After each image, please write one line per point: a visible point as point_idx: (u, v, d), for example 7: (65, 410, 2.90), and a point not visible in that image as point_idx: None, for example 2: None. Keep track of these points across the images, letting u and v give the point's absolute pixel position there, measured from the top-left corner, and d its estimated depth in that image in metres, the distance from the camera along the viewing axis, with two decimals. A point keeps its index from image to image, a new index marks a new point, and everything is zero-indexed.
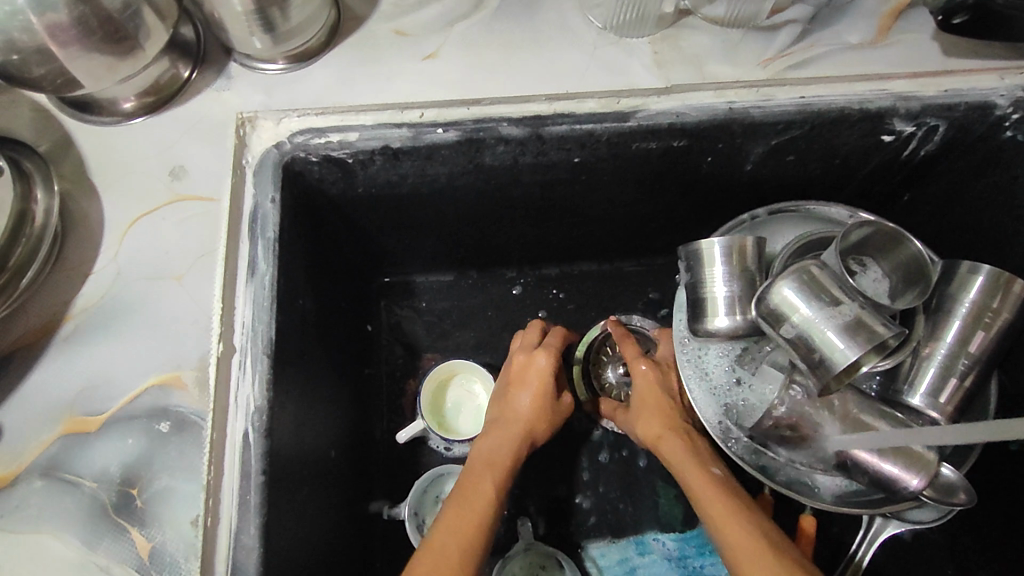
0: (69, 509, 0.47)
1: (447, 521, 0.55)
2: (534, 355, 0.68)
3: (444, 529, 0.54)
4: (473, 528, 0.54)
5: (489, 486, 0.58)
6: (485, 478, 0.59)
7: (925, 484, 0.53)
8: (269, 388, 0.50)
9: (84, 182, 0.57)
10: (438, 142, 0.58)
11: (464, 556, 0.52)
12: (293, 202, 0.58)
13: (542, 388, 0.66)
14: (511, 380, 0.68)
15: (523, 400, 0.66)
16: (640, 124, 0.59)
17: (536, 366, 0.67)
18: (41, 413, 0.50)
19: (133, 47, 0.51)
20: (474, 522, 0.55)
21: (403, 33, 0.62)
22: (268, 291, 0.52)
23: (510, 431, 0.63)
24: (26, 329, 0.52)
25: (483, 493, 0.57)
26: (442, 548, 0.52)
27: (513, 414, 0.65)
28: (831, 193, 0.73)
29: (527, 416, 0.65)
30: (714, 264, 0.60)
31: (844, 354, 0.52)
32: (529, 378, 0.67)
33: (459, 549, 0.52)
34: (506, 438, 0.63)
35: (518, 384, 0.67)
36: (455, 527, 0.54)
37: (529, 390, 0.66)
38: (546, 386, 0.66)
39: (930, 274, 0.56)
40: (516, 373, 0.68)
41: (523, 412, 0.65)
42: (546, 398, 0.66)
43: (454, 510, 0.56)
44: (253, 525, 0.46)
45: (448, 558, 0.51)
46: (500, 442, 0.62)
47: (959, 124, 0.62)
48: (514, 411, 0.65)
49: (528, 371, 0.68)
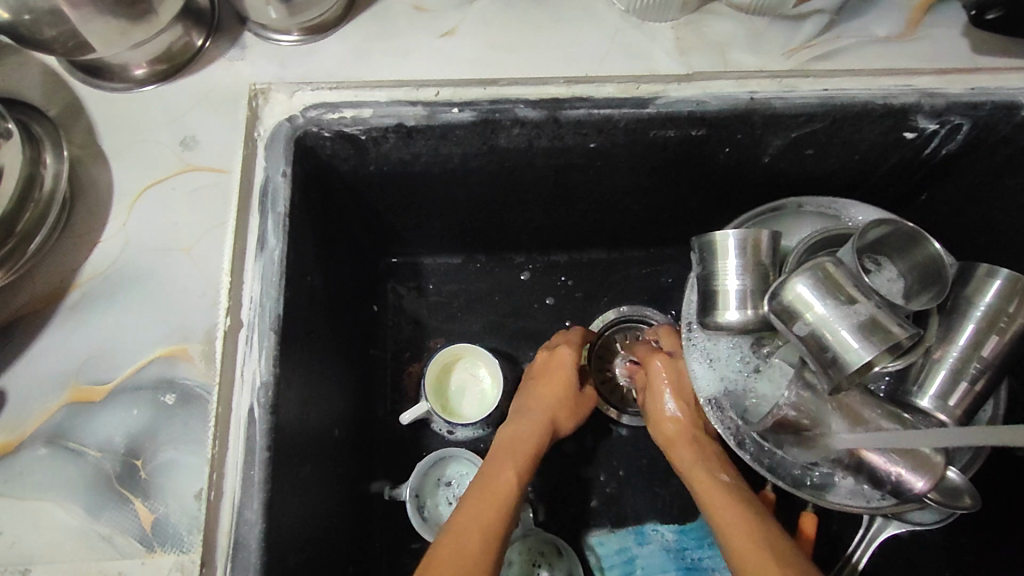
0: (71, 478, 0.47)
1: (469, 511, 0.56)
2: (557, 350, 0.71)
3: (465, 518, 0.55)
4: (493, 517, 0.55)
5: (511, 472, 0.60)
6: (506, 464, 0.60)
7: (930, 486, 0.53)
8: (275, 364, 0.50)
9: (94, 149, 0.56)
10: (453, 122, 0.58)
11: (485, 542, 0.53)
12: (304, 177, 0.57)
13: (565, 379, 0.69)
14: (535, 375, 0.71)
15: (550, 392, 0.69)
16: (658, 111, 0.58)
17: (560, 357, 0.70)
18: (46, 381, 0.49)
19: (146, 11, 0.50)
20: (490, 513, 0.55)
21: (421, 9, 0.61)
22: (277, 266, 0.52)
23: (536, 420, 0.66)
24: (32, 296, 0.52)
25: (504, 482, 0.59)
26: (463, 535, 0.53)
27: (537, 404, 0.68)
28: (846, 190, 0.72)
29: (550, 407, 0.68)
30: (727, 256, 0.59)
31: (859, 354, 0.51)
32: (553, 370, 0.70)
33: (479, 537, 0.53)
34: (531, 427, 0.65)
35: (544, 373, 0.70)
36: (476, 517, 0.55)
37: (554, 383, 0.69)
38: (569, 376, 0.69)
39: (945, 277, 0.56)
40: (540, 365, 0.71)
41: (550, 401, 0.68)
42: (572, 388, 0.69)
43: (472, 503, 0.56)
44: (256, 500, 0.47)
45: (468, 552, 0.52)
46: (525, 431, 0.65)
47: (983, 123, 0.61)
48: (539, 402, 0.68)
49: (552, 364, 0.71)
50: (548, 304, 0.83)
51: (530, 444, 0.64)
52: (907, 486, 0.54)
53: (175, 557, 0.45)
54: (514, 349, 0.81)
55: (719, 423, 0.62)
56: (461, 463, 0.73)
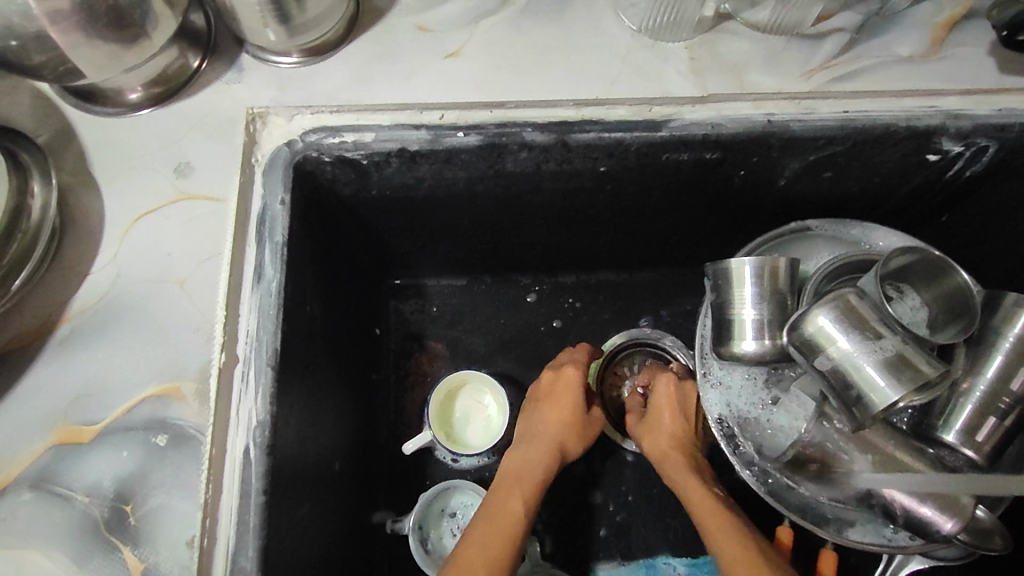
0: (55, 526, 0.44)
1: (475, 545, 0.54)
2: (563, 369, 0.68)
3: (471, 553, 0.54)
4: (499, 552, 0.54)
5: (518, 503, 0.58)
6: (513, 496, 0.59)
7: (958, 528, 0.51)
8: (272, 402, 0.48)
9: (86, 177, 0.54)
10: (457, 146, 0.56)
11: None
12: (304, 203, 0.55)
13: (573, 399, 0.66)
14: (541, 396, 0.68)
15: (557, 417, 0.65)
16: (672, 134, 0.56)
17: (567, 378, 0.67)
18: (30, 421, 0.47)
19: (138, 34, 0.48)
20: (495, 549, 0.54)
21: (425, 29, 0.59)
22: (274, 299, 0.50)
23: (543, 447, 0.64)
24: (20, 330, 0.50)
25: (511, 514, 0.57)
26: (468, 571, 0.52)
27: (545, 430, 0.65)
28: (864, 212, 0.70)
29: (557, 432, 0.65)
30: (743, 285, 0.57)
31: (885, 394, 0.48)
32: (559, 392, 0.67)
33: (485, 574, 0.52)
34: (539, 455, 0.63)
35: (552, 393, 0.67)
36: (482, 554, 0.54)
37: (562, 405, 0.66)
38: (577, 398, 0.66)
39: (975, 308, 0.52)
40: (546, 387, 0.68)
41: (557, 427, 0.65)
42: (579, 411, 0.66)
43: (475, 540, 0.55)
44: (251, 547, 0.45)
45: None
46: (532, 460, 0.62)
47: (1011, 145, 0.59)
48: (547, 427, 0.65)
49: (557, 385, 0.67)
50: (555, 326, 0.80)
51: (535, 474, 0.61)
52: (934, 527, 0.51)
53: None
54: (519, 373, 0.79)
55: (732, 452, 0.59)
56: (466, 493, 0.70)
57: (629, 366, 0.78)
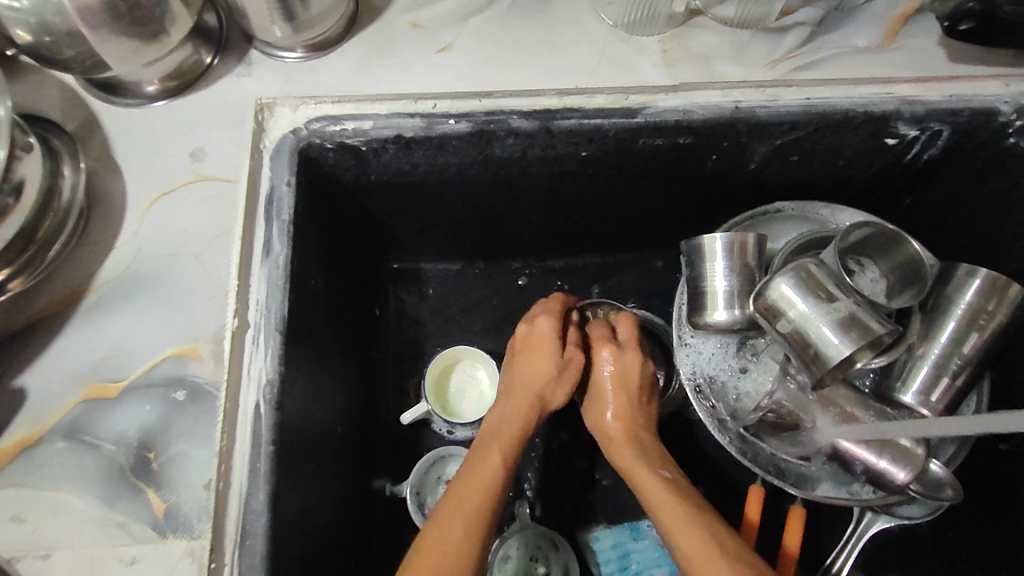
0: (87, 470, 0.50)
1: (456, 499, 0.56)
2: (532, 338, 0.70)
3: (451, 510, 0.55)
4: (479, 506, 0.55)
5: (500, 461, 0.59)
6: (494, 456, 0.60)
7: (912, 477, 0.56)
8: (280, 362, 0.53)
9: (109, 161, 0.59)
10: (449, 133, 0.60)
11: (469, 531, 0.53)
12: (308, 185, 0.60)
13: (547, 347, 0.68)
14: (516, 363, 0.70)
15: (538, 363, 0.68)
16: (646, 120, 0.61)
17: (539, 329, 0.69)
18: (64, 378, 0.53)
19: (159, 31, 0.53)
20: (473, 508, 0.55)
21: (419, 25, 0.64)
22: (282, 270, 0.55)
23: (521, 400, 0.65)
24: (51, 299, 0.55)
25: (489, 468, 0.59)
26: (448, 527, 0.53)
27: (519, 396, 0.66)
28: (832, 195, 0.75)
29: (536, 380, 0.67)
30: (715, 259, 0.62)
31: (838, 349, 0.53)
32: (533, 343, 0.69)
33: (463, 528, 0.54)
34: (517, 409, 0.65)
35: (531, 351, 0.69)
36: (461, 508, 0.55)
37: (535, 355, 0.68)
38: (550, 347, 0.68)
39: (925, 276, 0.57)
40: (522, 341, 0.70)
41: (534, 378, 0.67)
42: (555, 357, 0.68)
43: (455, 498, 0.56)
44: (262, 491, 0.49)
45: (448, 551, 0.52)
46: (509, 416, 0.64)
47: (964, 129, 0.63)
48: (517, 394, 0.67)
49: (532, 338, 0.70)
50: None
51: (510, 435, 0.62)
52: (889, 477, 0.57)
53: (186, 542, 0.48)
54: None
55: (707, 414, 0.64)
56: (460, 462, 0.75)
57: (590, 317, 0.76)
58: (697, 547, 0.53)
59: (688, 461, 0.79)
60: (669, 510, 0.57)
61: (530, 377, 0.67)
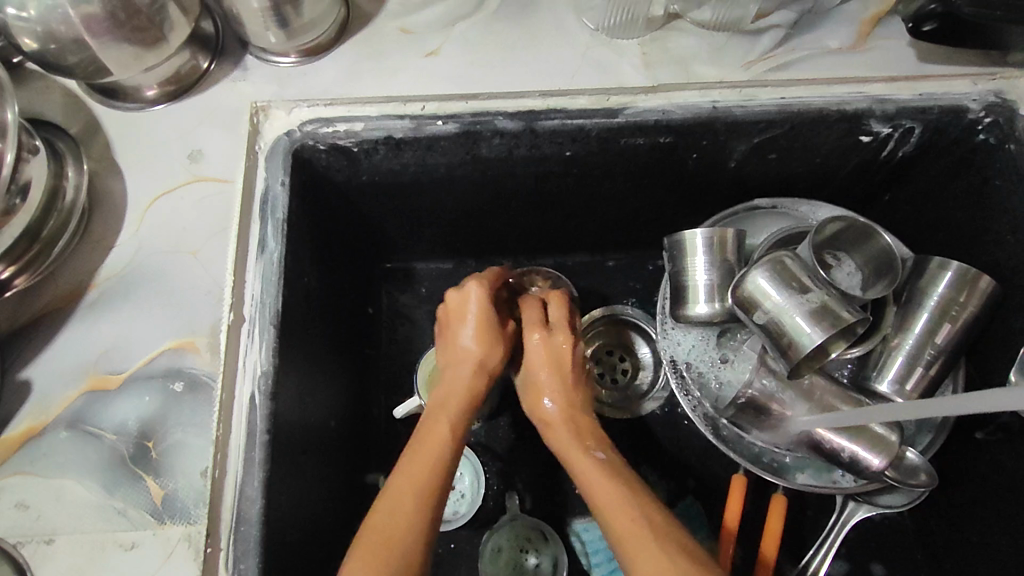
0: (90, 458, 0.52)
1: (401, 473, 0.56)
2: (462, 320, 0.68)
3: (400, 489, 0.55)
4: (426, 477, 0.56)
5: (439, 436, 0.60)
6: (439, 435, 0.60)
7: (886, 463, 0.58)
8: (275, 355, 0.55)
9: (110, 163, 0.61)
10: (437, 134, 0.63)
11: (418, 503, 0.54)
12: (302, 185, 0.62)
13: (482, 321, 0.67)
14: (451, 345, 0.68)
15: (470, 338, 0.67)
16: (627, 120, 0.63)
17: (467, 303, 0.68)
18: (69, 370, 0.55)
19: (159, 39, 0.56)
20: (419, 488, 0.55)
21: (408, 31, 0.67)
22: (276, 267, 0.57)
23: (461, 376, 0.65)
24: (55, 296, 0.57)
25: (434, 441, 0.59)
26: (395, 501, 0.54)
27: (458, 379, 0.65)
28: (813, 192, 0.77)
29: (473, 354, 0.66)
30: (695, 254, 0.64)
31: (811, 337, 0.55)
32: (465, 316, 0.68)
33: (410, 500, 0.54)
34: (457, 385, 0.65)
35: (460, 329, 0.68)
36: (408, 480, 0.55)
37: (466, 328, 0.68)
38: (484, 320, 0.67)
39: (897, 266, 0.60)
40: (453, 314, 0.69)
41: (468, 353, 0.67)
42: (489, 331, 0.67)
43: (403, 478, 0.56)
44: (257, 478, 0.51)
45: (396, 532, 0.52)
46: (450, 393, 0.64)
47: (934, 126, 0.65)
48: (455, 376, 0.66)
49: (465, 310, 0.68)
50: None
51: (450, 416, 0.62)
52: (864, 464, 0.59)
53: (183, 528, 0.50)
54: None
55: (686, 402, 0.68)
56: None
57: (531, 288, 0.75)
58: (632, 527, 0.53)
59: (676, 454, 0.81)
60: (604, 488, 0.56)
61: (464, 360, 0.66)
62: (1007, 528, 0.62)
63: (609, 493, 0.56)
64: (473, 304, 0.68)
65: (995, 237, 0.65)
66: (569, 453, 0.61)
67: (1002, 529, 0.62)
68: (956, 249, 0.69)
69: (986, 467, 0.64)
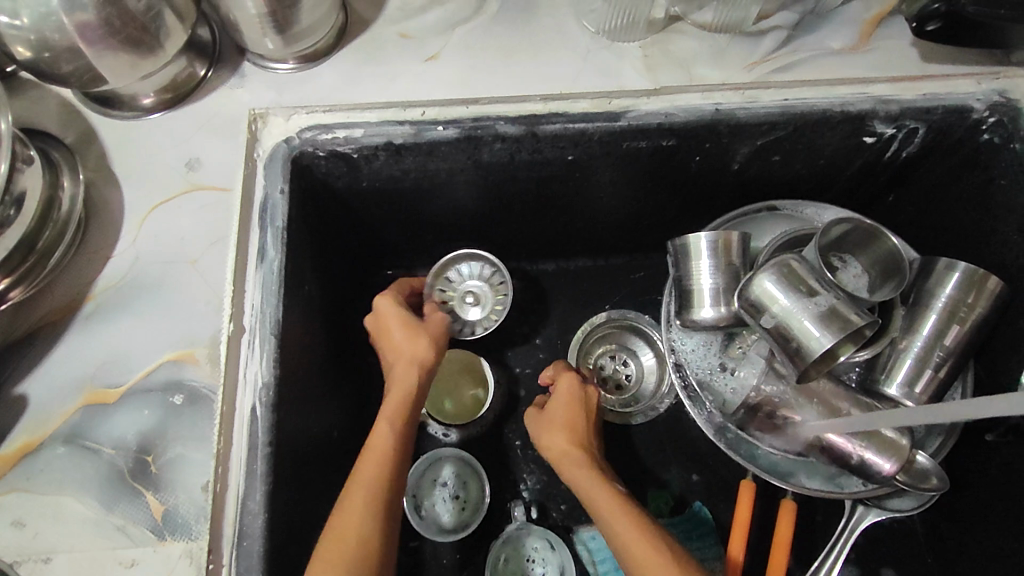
0: (88, 473, 0.51)
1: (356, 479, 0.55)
2: (396, 329, 0.66)
3: (355, 497, 0.54)
4: (376, 483, 0.55)
5: (387, 440, 0.58)
6: (384, 443, 0.57)
7: (897, 467, 0.57)
8: (276, 366, 0.53)
9: (107, 172, 0.61)
10: (438, 139, 0.62)
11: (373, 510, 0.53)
12: (301, 193, 0.62)
13: (404, 323, 0.66)
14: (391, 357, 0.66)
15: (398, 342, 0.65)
16: (630, 123, 0.63)
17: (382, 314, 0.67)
18: (66, 384, 0.54)
19: (154, 47, 0.55)
20: (371, 504, 0.54)
21: (407, 36, 0.66)
22: (276, 276, 0.56)
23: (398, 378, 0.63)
24: (51, 308, 0.57)
25: (378, 446, 0.57)
26: (350, 508, 0.53)
27: (399, 387, 0.62)
28: (817, 193, 0.76)
29: (403, 356, 0.64)
30: (700, 258, 0.63)
31: (820, 342, 0.55)
32: (386, 324, 0.67)
33: (365, 508, 0.53)
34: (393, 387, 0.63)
35: (387, 340, 0.67)
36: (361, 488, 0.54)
37: (392, 333, 0.66)
38: (405, 322, 0.66)
39: (904, 268, 0.59)
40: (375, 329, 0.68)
41: (400, 356, 0.65)
42: (415, 330, 0.65)
43: (355, 489, 0.54)
44: (258, 492, 0.50)
45: (352, 544, 0.51)
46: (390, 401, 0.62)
47: (938, 127, 0.65)
48: (397, 383, 0.63)
49: (383, 321, 0.67)
50: (537, 311, 0.86)
51: (394, 423, 0.59)
52: (876, 468, 0.58)
53: (184, 544, 0.49)
54: (504, 354, 0.84)
55: (692, 407, 0.67)
56: (457, 463, 0.77)
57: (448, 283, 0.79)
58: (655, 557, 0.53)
59: (682, 460, 0.80)
60: (618, 514, 0.57)
61: (403, 368, 0.63)
62: (1017, 532, 0.61)
63: (628, 525, 0.56)
64: (403, 317, 0.66)
65: (1001, 238, 0.64)
66: (581, 479, 0.61)
67: (1014, 533, 0.62)
68: (963, 250, 0.69)
69: (997, 469, 0.64)
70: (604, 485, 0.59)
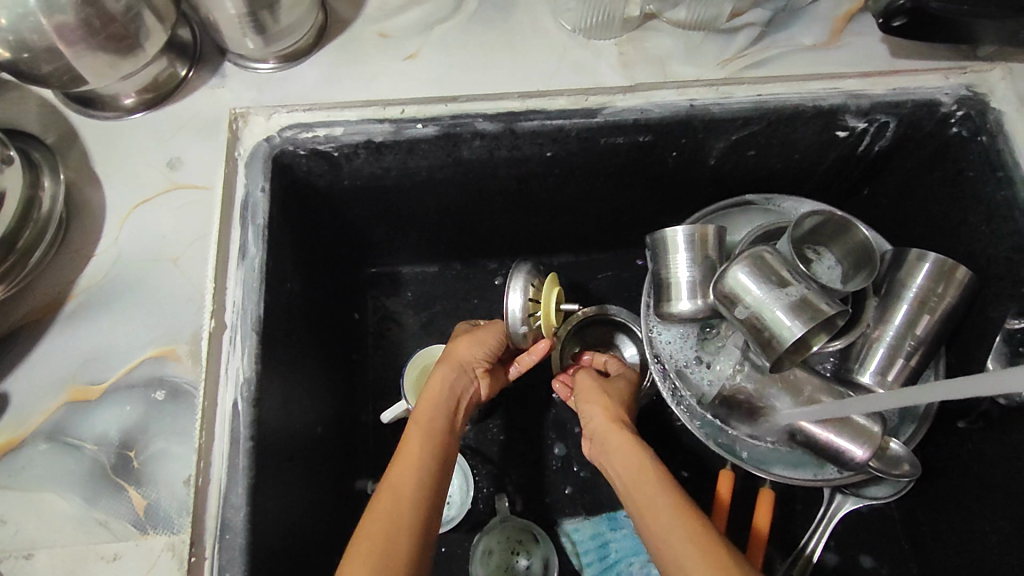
0: (71, 469, 0.52)
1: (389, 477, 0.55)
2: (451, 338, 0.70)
3: (383, 497, 0.53)
4: (405, 484, 0.54)
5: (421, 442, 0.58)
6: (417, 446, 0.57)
7: (870, 453, 0.59)
8: (257, 361, 0.54)
9: (88, 172, 0.61)
10: (417, 136, 0.63)
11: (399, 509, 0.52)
12: (282, 192, 0.62)
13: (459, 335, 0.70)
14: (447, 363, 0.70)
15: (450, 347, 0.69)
16: (607, 120, 0.64)
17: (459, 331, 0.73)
18: (48, 381, 0.55)
19: (133, 46, 0.56)
20: (396, 504, 0.53)
21: (386, 35, 0.67)
22: (256, 273, 0.57)
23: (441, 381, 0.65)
24: (34, 306, 0.57)
25: (411, 447, 0.58)
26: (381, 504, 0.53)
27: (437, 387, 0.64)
28: (793, 188, 0.78)
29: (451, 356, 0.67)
30: (677, 252, 0.64)
31: (792, 331, 0.56)
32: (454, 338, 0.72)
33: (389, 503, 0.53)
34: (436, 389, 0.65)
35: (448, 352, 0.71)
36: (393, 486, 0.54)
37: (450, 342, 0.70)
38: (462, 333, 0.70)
39: (875, 258, 0.60)
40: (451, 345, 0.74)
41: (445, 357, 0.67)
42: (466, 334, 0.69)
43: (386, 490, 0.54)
44: (240, 486, 0.51)
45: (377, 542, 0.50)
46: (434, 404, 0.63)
47: (908, 120, 0.66)
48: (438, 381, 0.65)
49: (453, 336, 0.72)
50: None
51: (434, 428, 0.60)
52: (849, 454, 0.60)
53: (166, 537, 0.49)
54: None
55: (673, 399, 0.67)
56: None
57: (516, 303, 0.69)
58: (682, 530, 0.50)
59: (664, 452, 0.81)
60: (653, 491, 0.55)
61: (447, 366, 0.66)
62: (989, 515, 0.62)
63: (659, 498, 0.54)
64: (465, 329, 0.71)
65: (971, 228, 0.65)
66: (617, 464, 0.60)
67: (986, 517, 0.63)
68: (934, 241, 0.70)
69: (969, 455, 0.65)
70: (636, 464, 0.58)
